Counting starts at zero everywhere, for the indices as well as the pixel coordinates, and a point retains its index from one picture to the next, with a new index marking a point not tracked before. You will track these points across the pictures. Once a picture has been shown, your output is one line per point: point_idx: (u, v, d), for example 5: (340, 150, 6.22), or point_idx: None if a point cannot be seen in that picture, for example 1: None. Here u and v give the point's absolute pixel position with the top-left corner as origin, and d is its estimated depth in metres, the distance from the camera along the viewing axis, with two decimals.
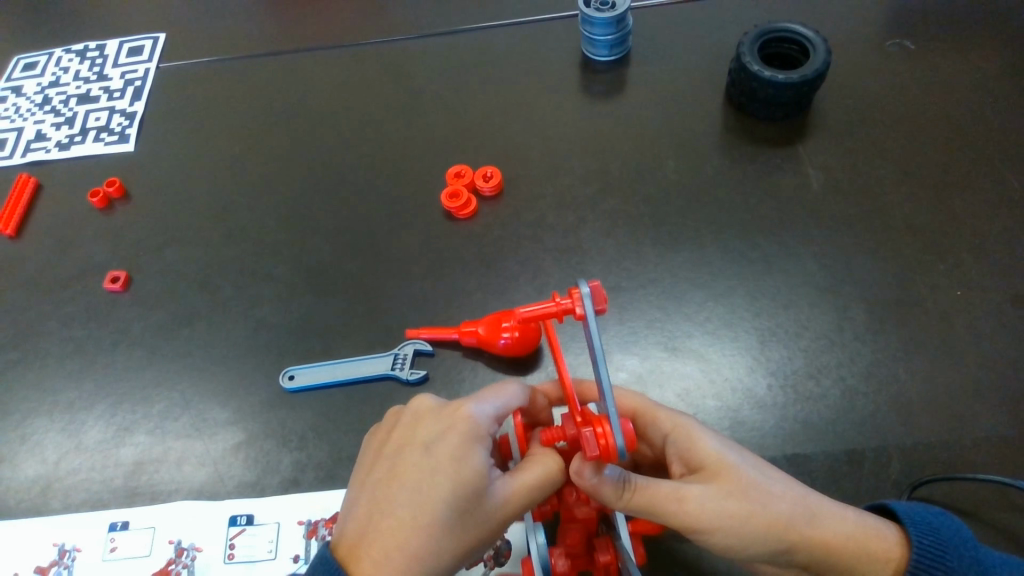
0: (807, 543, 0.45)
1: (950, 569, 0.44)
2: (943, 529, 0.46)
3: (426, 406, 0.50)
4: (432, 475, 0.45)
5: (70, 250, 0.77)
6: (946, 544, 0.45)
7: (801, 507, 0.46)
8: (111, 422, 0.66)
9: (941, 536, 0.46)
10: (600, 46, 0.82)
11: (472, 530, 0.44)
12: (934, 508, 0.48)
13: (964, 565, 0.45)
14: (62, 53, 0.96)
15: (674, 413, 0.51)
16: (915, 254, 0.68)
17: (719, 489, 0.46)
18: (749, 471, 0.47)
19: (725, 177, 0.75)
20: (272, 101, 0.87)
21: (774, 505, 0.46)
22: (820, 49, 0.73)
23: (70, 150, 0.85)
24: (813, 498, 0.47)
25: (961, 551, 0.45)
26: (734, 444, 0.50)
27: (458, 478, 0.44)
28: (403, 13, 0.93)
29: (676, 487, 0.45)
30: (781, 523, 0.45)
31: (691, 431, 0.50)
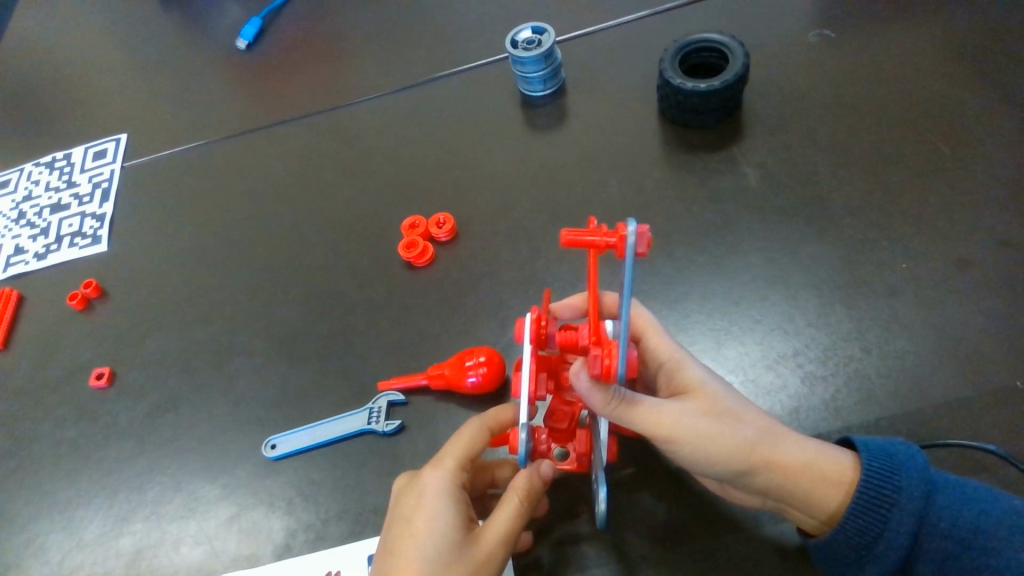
0: (768, 465, 0.47)
1: (898, 489, 0.45)
2: (897, 453, 0.46)
3: (401, 483, 0.52)
4: (415, 534, 0.47)
5: (56, 354, 0.80)
6: (896, 466, 0.46)
7: (767, 433, 0.48)
8: (109, 515, 0.69)
9: (892, 460, 0.46)
10: (535, 83, 0.85)
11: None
12: (897, 439, 0.49)
13: (913, 484, 0.44)
14: (32, 167, 1.01)
15: (670, 345, 0.54)
16: (859, 235, 0.70)
17: (695, 410, 0.48)
18: (726, 398, 0.50)
19: (668, 188, 0.77)
20: (232, 182, 0.91)
21: (742, 429, 0.48)
22: (738, 52, 0.75)
23: (47, 258, 0.88)
24: (781, 428, 0.49)
25: (910, 471, 0.45)
26: (717, 377, 0.52)
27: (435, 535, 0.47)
28: (347, 78, 0.97)
29: (657, 405, 0.48)
30: (745, 446, 0.47)
31: (681, 362, 0.52)
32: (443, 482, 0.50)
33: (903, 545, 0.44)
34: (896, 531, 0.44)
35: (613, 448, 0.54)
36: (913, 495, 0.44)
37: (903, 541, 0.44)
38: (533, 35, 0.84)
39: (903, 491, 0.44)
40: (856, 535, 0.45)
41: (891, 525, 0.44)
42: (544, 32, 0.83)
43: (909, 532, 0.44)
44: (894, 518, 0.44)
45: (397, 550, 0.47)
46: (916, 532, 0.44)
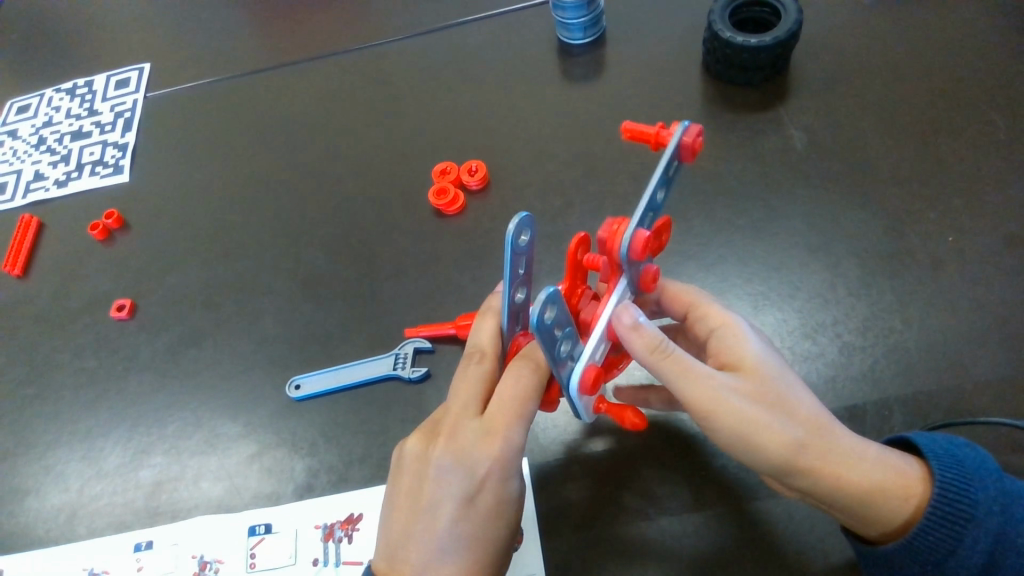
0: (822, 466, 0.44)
1: (974, 503, 0.43)
2: (968, 461, 0.44)
3: (473, 385, 0.49)
4: (473, 514, 0.46)
5: (75, 284, 0.79)
6: (968, 477, 0.44)
7: (822, 430, 0.45)
8: (128, 447, 0.68)
9: (965, 468, 0.44)
10: (575, 30, 0.82)
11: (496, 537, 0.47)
12: (958, 440, 0.47)
13: (988, 498, 0.43)
14: (52, 93, 0.99)
15: (726, 312, 0.52)
16: (906, 205, 0.68)
17: (753, 391, 0.45)
18: (783, 382, 0.46)
19: (708, 147, 0.75)
20: (258, 118, 0.88)
21: (792, 422, 0.44)
22: (791, 8, 0.73)
23: (68, 186, 0.87)
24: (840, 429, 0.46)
25: (985, 482, 0.43)
26: (776, 355, 0.49)
27: (495, 487, 0.46)
28: (380, 16, 0.94)
29: (706, 374, 0.46)
30: (794, 440, 0.44)
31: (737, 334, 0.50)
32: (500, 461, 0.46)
33: (978, 564, 0.42)
34: (971, 550, 0.42)
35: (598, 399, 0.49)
36: (990, 511, 0.43)
37: (978, 559, 0.42)
38: None
39: (980, 506, 0.43)
40: (925, 552, 0.43)
41: (966, 542, 0.42)
42: None
43: (986, 551, 0.42)
44: (970, 535, 0.42)
45: (451, 474, 0.46)
46: (992, 551, 0.42)
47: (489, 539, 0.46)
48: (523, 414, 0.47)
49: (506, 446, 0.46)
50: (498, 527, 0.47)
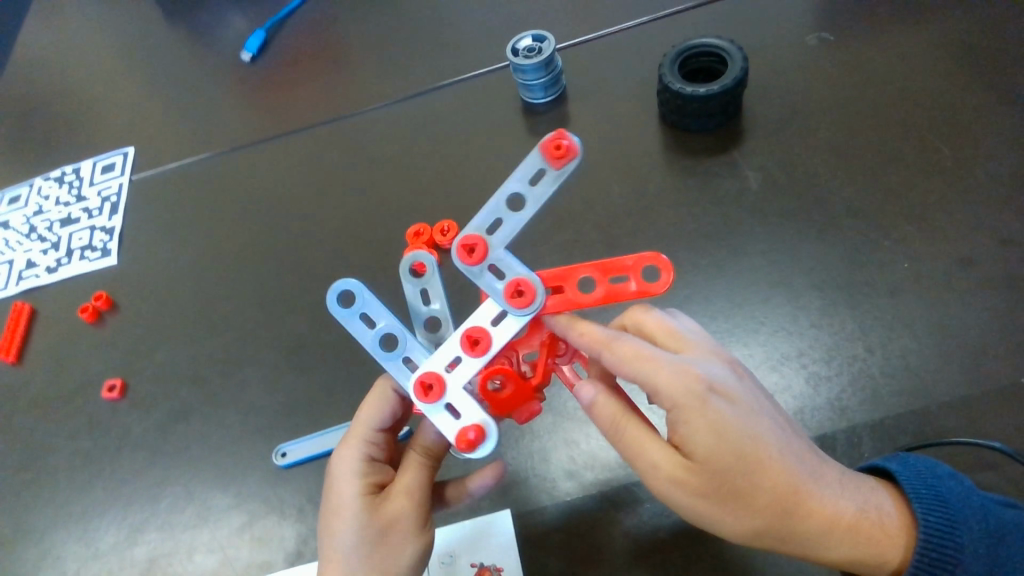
0: (787, 549, 0.44)
1: (960, 545, 0.44)
2: (951, 501, 0.46)
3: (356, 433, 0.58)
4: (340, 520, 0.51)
5: (67, 367, 0.81)
6: (953, 518, 0.45)
7: (786, 527, 0.43)
8: (123, 525, 0.70)
9: (949, 509, 0.45)
10: (536, 90, 0.86)
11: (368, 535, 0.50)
12: (937, 473, 0.48)
13: (973, 540, 0.45)
14: (42, 182, 1.02)
15: (678, 388, 0.45)
16: (862, 235, 0.70)
17: (704, 496, 0.44)
18: (743, 482, 0.43)
19: (668, 193, 0.78)
20: (239, 193, 0.92)
21: (751, 522, 0.44)
22: (736, 56, 0.76)
23: (59, 271, 0.90)
24: (811, 516, 0.43)
25: (970, 523, 0.45)
26: (735, 429, 0.43)
27: (354, 491, 0.52)
28: (353, 89, 0.98)
29: (657, 475, 0.46)
30: (753, 535, 0.44)
31: (691, 421, 0.44)
32: (354, 469, 0.53)
33: None
34: None
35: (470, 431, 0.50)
36: (975, 552, 0.44)
37: None
38: (534, 42, 0.86)
39: (966, 549, 0.44)
40: None
41: None
42: (545, 40, 0.85)
43: None
44: None
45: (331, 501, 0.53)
46: None
47: (358, 534, 0.49)
48: (365, 426, 0.55)
49: (356, 455, 0.53)
50: (370, 524, 0.50)
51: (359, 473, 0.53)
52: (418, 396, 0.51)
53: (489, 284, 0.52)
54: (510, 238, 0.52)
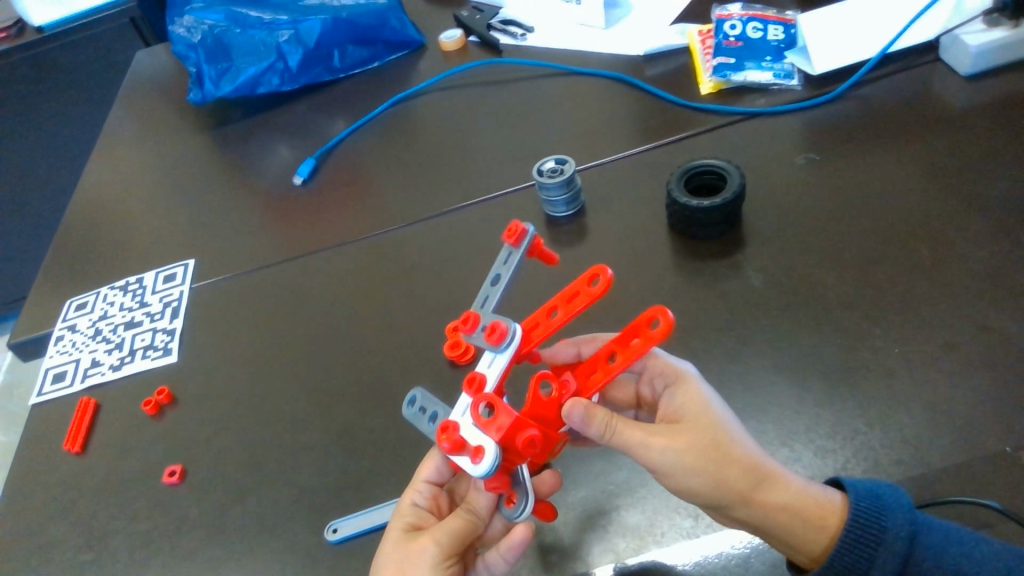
0: (751, 502, 0.61)
1: (885, 528, 0.59)
2: (883, 496, 0.60)
3: None
4: (384, 549, 0.65)
5: (130, 455, 0.88)
6: (882, 509, 0.59)
7: (751, 472, 0.61)
8: None
9: (880, 501, 0.59)
10: (559, 205, 0.98)
11: (395, 559, 0.63)
12: (879, 482, 0.61)
13: (897, 526, 0.58)
14: (107, 291, 1.13)
15: (679, 366, 0.69)
16: (855, 325, 0.79)
17: (691, 444, 0.62)
18: (721, 430, 0.63)
19: (681, 291, 0.87)
20: (290, 297, 1.01)
21: (730, 465, 0.61)
22: (734, 174, 0.88)
23: (123, 369, 0.98)
24: (772, 468, 0.62)
25: (895, 513, 0.59)
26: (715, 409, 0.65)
27: (396, 529, 0.66)
28: (394, 208, 1.10)
29: (644, 443, 0.62)
30: (726, 480, 0.61)
31: (686, 389, 0.67)
32: (403, 513, 0.67)
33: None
34: (882, 566, 0.59)
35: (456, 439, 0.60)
36: (897, 535, 0.58)
37: (889, 574, 0.59)
38: (556, 165, 0.98)
39: (888, 533, 0.59)
40: (847, 567, 0.60)
41: (878, 562, 0.59)
42: (565, 163, 0.98)
43: (893, 568, 0.59)
44: (881, 556, 0.59)
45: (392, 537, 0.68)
46: (902, 567, 0.59)
47: (389, 559, 0.64)
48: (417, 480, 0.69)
49: (407, 502, 0.68)
50: (399, 552, 0.64)
51: (405, 515, 0.67)
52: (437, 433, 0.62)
53: (476, 335, 0.65)
54: (492, 301, 0.69)
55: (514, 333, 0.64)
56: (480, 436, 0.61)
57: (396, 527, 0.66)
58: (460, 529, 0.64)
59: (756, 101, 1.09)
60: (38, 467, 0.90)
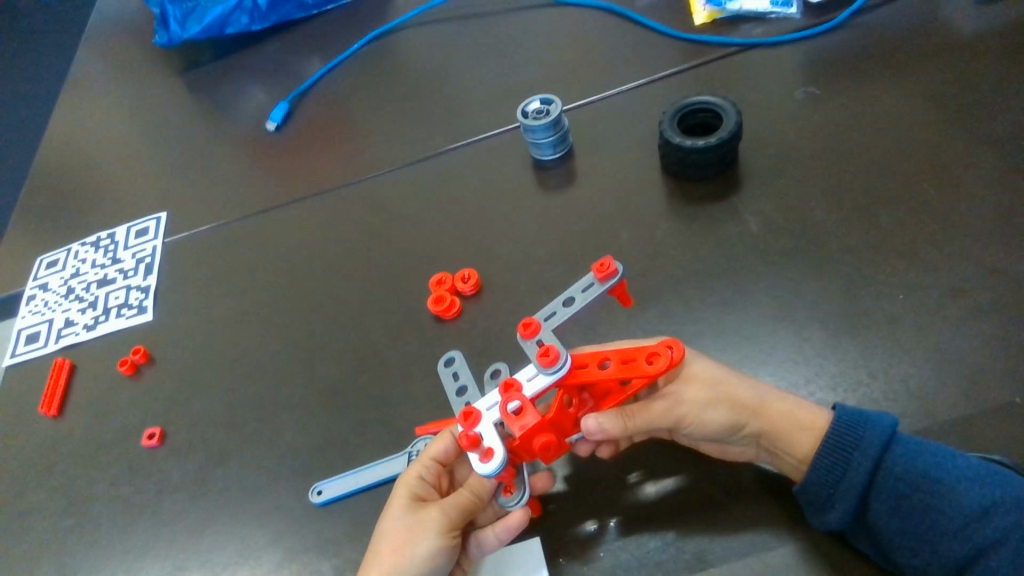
0: (755, 412, 0.62)
1: (860, 436, 0.59)
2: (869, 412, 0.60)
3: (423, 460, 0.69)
4: (387, 519, 0.62)
5: (108, 418, 0.85)
6: (863, 418, 0.59)
7: (742, 391, 0.64)
8: (166, 565, 0.72)
9: (861, 415, 0.59)
10: (545, 148, 0.93)
11: (401, 533, 0.60)
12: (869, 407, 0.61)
13: (874, 433, 0.58)
14: (78, 247, 1.08)
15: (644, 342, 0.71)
16: (857, 270, 0.75)
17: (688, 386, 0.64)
18: (703, 367, 0.66)
19: (676, 237, 0.83)
20: (268, 250, 0.97)
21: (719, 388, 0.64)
22: (730, 111, 0.83)
23: (97, 329, 0.95)
24: (761, 390, 0.64)
25: (875, 424, 0.58)
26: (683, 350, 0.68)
27: (401, 502, 0.63)
28: (374, 153, 1.05)
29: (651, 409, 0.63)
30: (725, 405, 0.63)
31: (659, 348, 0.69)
32: (408, 485, 0.64)
33: (861, 483, 0.58)
34: (856, 471, 0.58)
35: (475, 440, 0.56)
36: (874, 441, 0.58)
37: (861, 479, 0.58)
38: (542, 106, 0.93)
39: (864, 438, 0.58)
40: (825, 473, 0.59)
41: (852, 465, 0.58)
42: (552, 103, 0.92)
43: (866, 471, 0.58)
44: (856, 459, 0.58)
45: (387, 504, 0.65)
46: (873, 473, 0.58)
47: (394, 531, 0.61)
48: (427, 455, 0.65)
49: (412, 474, 0.65)
50: (406, 526, 0.61)
51: (411, 488, 0.64)
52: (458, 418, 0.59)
53: (532, 346, 0.61)
54: (556, 320, 0.64)
55: (564, 363, 0.59)
56: (494, 436, 0.57)
57: (401, 498, 0.63)
58: (466, 505, 0.63)
59: (752, 31, 1.03)
60: (15, 433, 0.87)
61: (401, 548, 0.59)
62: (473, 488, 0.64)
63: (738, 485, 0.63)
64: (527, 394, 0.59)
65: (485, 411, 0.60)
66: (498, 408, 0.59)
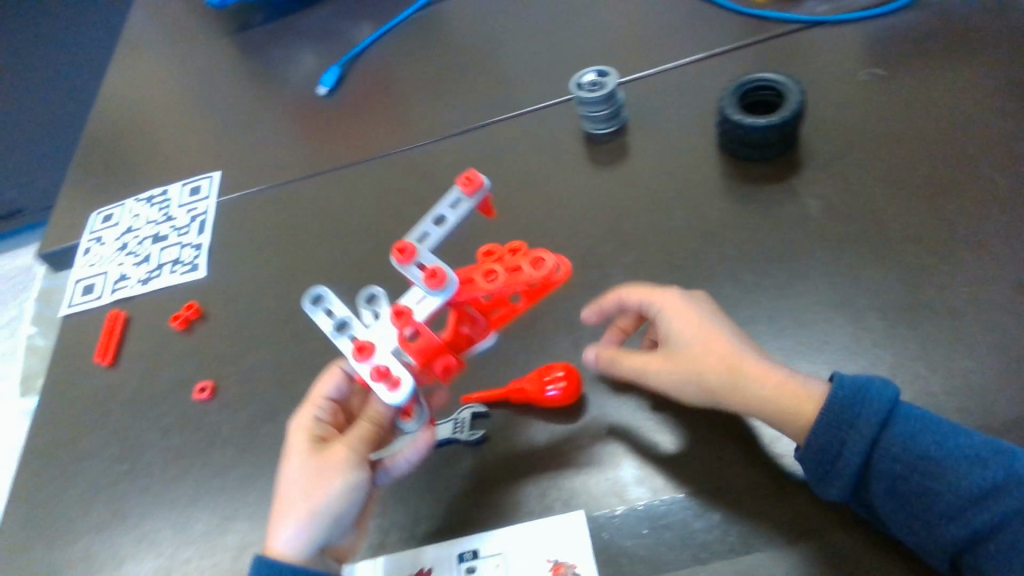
0: (732, 395, 0.60)
1: (858, 414, 0.54)
2: (868, 386, 0.55)
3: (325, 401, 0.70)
4: (289, 460, 0.63)
5: (161, 371, 0.87)
6: (861, 395, 0.55)
7: (725, 367, 0.60)
8: (215, 515, 0.74)
9: (860, 389, 0.55)
10: (599, 121, 0.92)
11: (310, 473, 0.61)
12: (869, 377, 0.57)
13: (871, 413, 0.54)
14: (133, 202, 1.10)
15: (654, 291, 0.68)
16: (918, 259, 0.74)
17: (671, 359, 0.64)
18: (688, 341, 0.63)
19: (731, 217, 0.82)
20: (319, 213, 0.98)
21: (702, 365, 0.61)
22: (793, 90, 0.81)
23: (151, 284, 0.97)
24: (753, 366, 0.60)
25: (874, 402, 0.54)
26: (695, 315, 0.64)
27: (302, 442, 0.64)
28: (425, 121, 1.05)
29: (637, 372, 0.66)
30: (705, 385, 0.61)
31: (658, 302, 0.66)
32: (307, 426, 0.65)
33: (857, 463, 0.54)
34: (851, 452, 0.54)
35: (384, 373, 0.58)
36: (870, 421, 0.54)
37: (857, 459, 0.54)
38: (596, 77, 0.91)
39: (861, 418, 0.54)
40: (820, 450, 0.56)
41: (848, 445, 0.54)
42: (607, 75, 0.91)
43: (862, 451, 0.54)
44: (852, 438, 0.54)
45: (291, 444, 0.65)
46: (869, 453, 0.54)
47: (300, 472, 0.62)
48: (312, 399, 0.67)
49: (309, 415, 0.66)
50: (313, 466, 0.62)
51: (309, 429, 0.65)
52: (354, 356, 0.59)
53: (413, 271, 0.59)
54: (433, 241, 0.62)
55: (453, 285, 0.59)
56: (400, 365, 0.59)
57: (297, 439, 0.64)
58: (368, 440, 0.64)
59: (817, 8, 0.99)
60: (71, 381, 0.90)
61: (315, 492, 0.61)
62: (370, 420, 0.64)
63: (761, 453, 0.64)
64: (419, 318, 0.59)
65: (379, 342, 0.61)
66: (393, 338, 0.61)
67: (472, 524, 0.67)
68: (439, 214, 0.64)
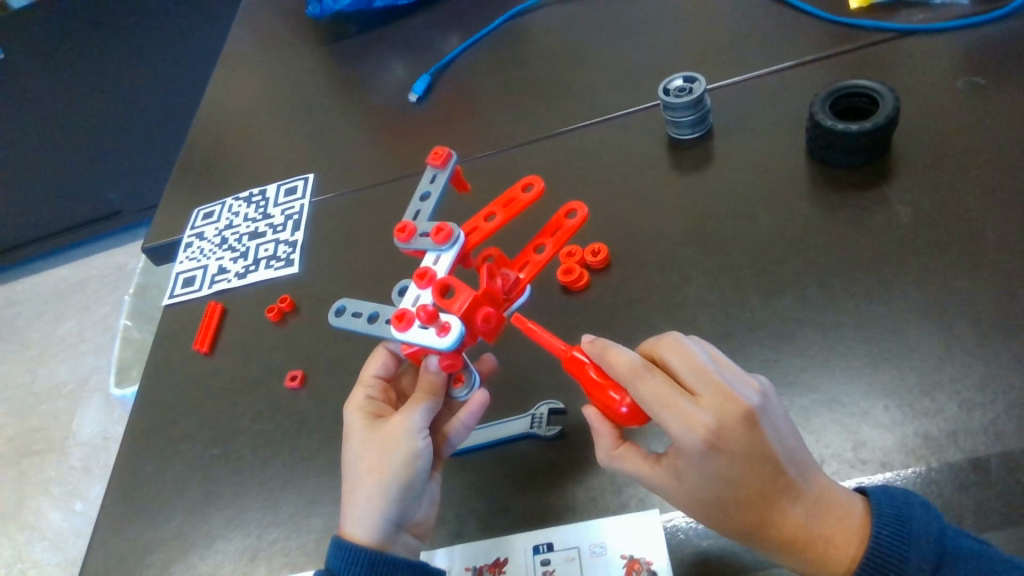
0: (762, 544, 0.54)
1: (905, 558, 0.50)
2: (909, 520, 0.52)
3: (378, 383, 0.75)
4: (354, 439, 0.67)
5: (254, 359, 0.92)
6: (905, 534, 0.51)
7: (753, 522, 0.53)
8: (301, 497, 0.78)
9: (902, 525, 0.52)
10: (685, 127, 0.92)
11: (373, 446, 0.66)
12: (911, 496, 0.54)
13: (921, 555, 0.50)
14: (232, 201, 1.16)
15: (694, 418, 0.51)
16: (1016, 268, 0.71)
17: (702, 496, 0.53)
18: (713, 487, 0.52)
19: (817, 224, 0.81)
20: (405, 214, 1.02)
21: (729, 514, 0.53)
22: (888, 97, 0.79)
23: (247, 277, 1.02)
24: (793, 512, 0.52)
25: (920, 543, 0.51)
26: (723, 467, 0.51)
27: (363, 422, 0.68)
28: (509, 127, 1.08)
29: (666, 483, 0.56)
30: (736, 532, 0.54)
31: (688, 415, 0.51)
32: (363, 406, 0.69)
33: None
34: None
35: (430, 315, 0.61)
36: (920, 566, 0.50)
37: None
38: (685, 83, 0.92)
39: (910, 561, 0.50)
40: None
41: None
42: (695, 81, 0.91)
43: None
44: None
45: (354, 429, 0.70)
46: None
47: (365, 449, 0.66)
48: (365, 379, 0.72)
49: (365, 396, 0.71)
50: (375, 442, 0.66)
51: (365, 410, 0.69)
52: (395, 326, 0.63)
53: (419, 240, 0.68)
54: (426, 213, 0.71)
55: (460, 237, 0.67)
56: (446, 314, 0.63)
57: (358, 418, 0.68)
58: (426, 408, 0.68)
59: (913, 16, 0.97)
60: (172, 366, 0.96)
61: (382, 465, 0.64)
62: (422, 390, 0.68)
63: None
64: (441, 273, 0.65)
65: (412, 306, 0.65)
66: (423, 296, 0.65)
67: (548, 516, 0.68)
68: (423, 193, 0.74)
